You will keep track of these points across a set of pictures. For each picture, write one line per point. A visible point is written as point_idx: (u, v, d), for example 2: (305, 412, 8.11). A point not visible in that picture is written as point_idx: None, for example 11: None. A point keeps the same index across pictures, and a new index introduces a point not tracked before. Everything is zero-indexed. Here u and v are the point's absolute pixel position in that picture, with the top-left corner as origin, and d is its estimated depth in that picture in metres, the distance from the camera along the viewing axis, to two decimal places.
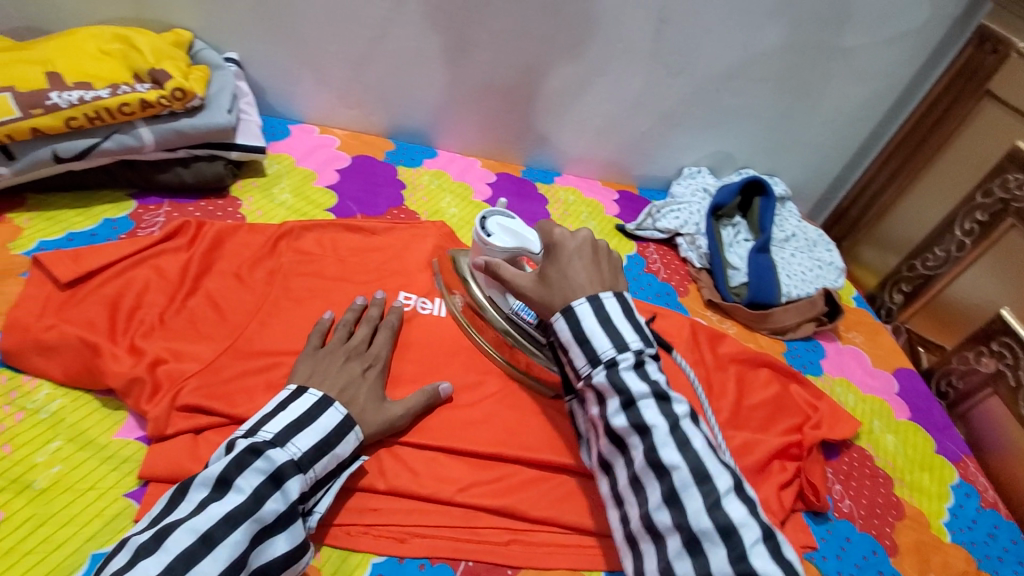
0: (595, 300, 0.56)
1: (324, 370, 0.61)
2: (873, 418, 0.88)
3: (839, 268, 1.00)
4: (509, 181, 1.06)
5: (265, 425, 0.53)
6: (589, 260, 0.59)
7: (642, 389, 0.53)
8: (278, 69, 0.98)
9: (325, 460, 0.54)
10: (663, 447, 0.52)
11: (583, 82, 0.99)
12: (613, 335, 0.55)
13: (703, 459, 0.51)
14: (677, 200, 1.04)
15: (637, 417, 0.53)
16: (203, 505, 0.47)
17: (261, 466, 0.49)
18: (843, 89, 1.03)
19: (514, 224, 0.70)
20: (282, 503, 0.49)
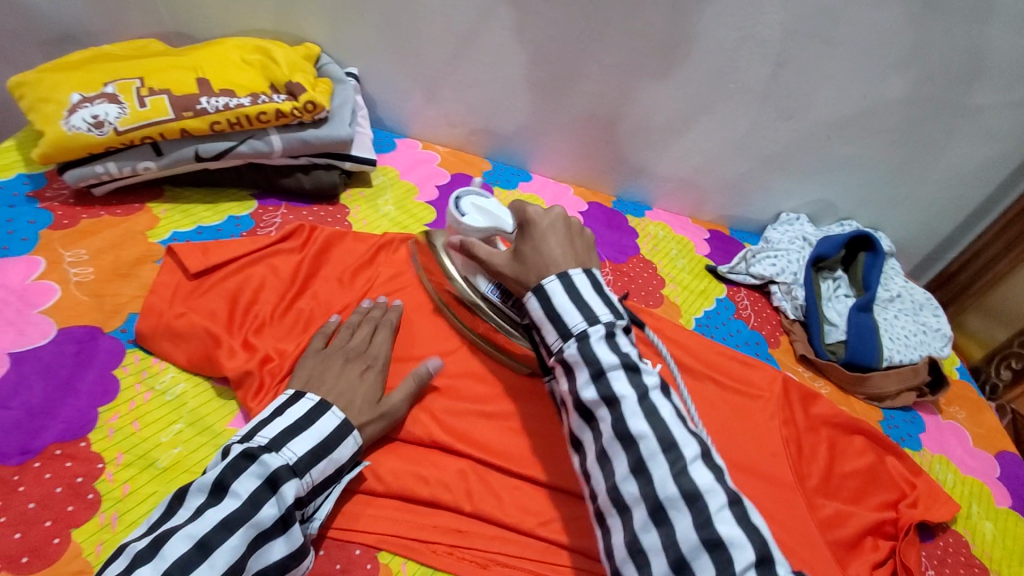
0: (564, 277, 0.55)
1: (324, 373, 0.62)
2: (971, 502, 0.81)
3: (946, 336, 0.94)
4: (600, 210, 1.06)
5: (261, 431, 0.53)
6: (562, 236, 0.60)
7: (611, 361, 0.51)
8: (392, 86, 1.03)
9: (321, 463, 0.54)
10: (631, 418, 0.50)
11: (686, 120, 0.98)
12: (582, 306, 0.53)
13: (671, 428, 0.50)
14: (775, 246, 1.01)
15: (606, 389, 0.51)
16: (200, 511, 0.48)
17: (255, 471, 0.50)
18: (966, 147, 0.97)
19: (489, 205, 0.71)
20: (277, 508, 0.49)
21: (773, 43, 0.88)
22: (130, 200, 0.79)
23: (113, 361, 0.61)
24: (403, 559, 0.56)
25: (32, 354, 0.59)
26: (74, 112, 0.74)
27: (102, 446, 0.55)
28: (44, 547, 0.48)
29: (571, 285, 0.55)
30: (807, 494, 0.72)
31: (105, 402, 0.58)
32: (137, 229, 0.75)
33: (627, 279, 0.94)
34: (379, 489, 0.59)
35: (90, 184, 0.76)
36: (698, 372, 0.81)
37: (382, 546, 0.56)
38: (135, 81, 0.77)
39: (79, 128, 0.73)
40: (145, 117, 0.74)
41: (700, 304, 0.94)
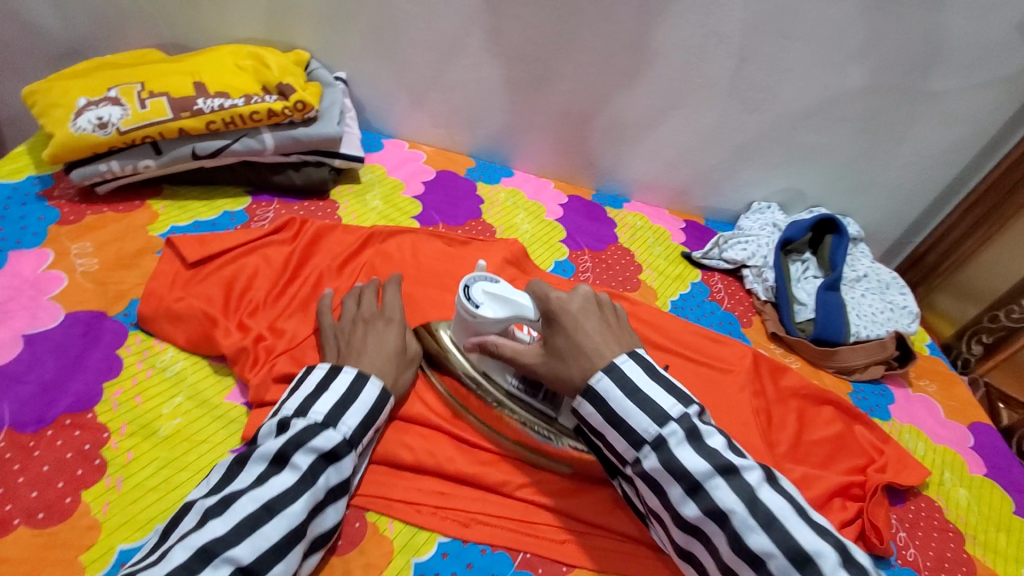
0: (614, 371, 0.55)
1: (353, 341, 0.65)
2: (944, 469, 0.82)
3: (913, 312, 0.98)
4: (581, 203, 1.11)
5: (313, 406, 0.57)
6: (596, 317, 0.58)
7: (702, 469, 0.51)
8: (379, 89, 1.09)
9: (369, 432, 0.59)
10: (749, 533, 0.48)
11: (659, 114, 1.04)
12: (648, 409, 0.53)
13: (795, 535, 0.48)
14: (746, 233, 1.06)
15: (708, 502, 0.50)
16: (262, 478, 0.52)
17: (314, 444, 0.54)
18: (927, 133, 1.01)
19: (501, 288, 0.63)
20: (333, 477, 0.54)
21: (737, 38, 0.93)
22: (133, 198, 0.84)
23: (118, 342, 0.66)
24: (390, 518, 0.60)
25: (43, 335, 0.64)
26: (80, 115, 0.79)
27: (108, 416, 0.60)
28: (58, 504, 0.53)
29: (624, 379, 0.54)
30: (777, 459, 0.75)
31: (110, 378, 0.63)
32: (139, 224, 0.80)
33: (606, 266, 0.99)
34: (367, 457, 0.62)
35: (94, 182, 0.81)
36: (673, 350, 0.86)
37: (370, 507, 0.60)
38: (136, 85, 0.82)
39: (85, 129, 0.78)
40: (145, 117, 0.80)
41: (676, 288, 0.99)
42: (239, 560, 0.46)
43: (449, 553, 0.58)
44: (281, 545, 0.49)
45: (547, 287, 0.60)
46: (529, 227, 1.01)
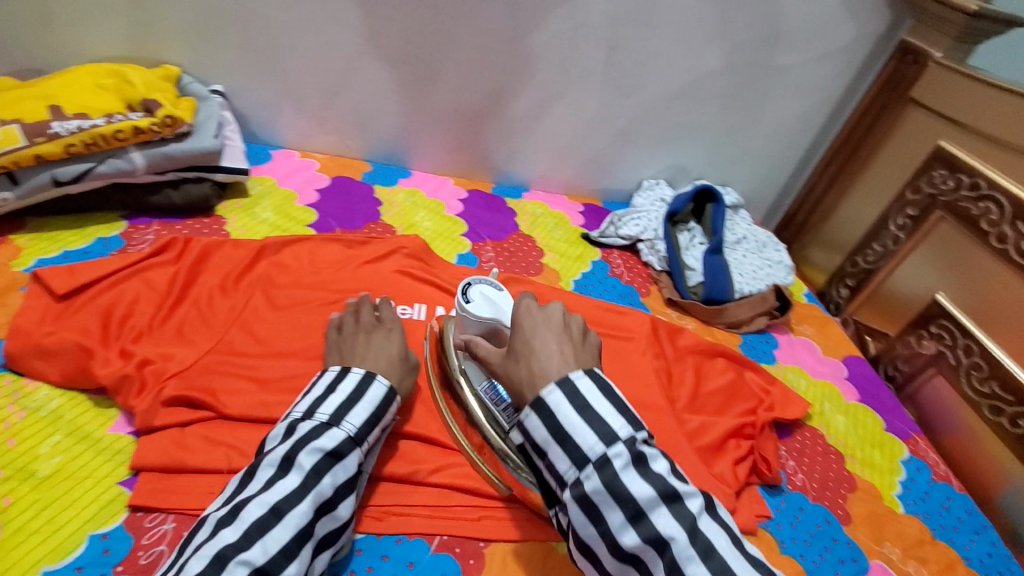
0: (567, 385, 0.51)
1: (355, 351, 0.65)
2: (823, 400, 0.91)
3: (788, 266, 1.08)
4: (480, 197, 1.13)
5: (320, 407, 0.57)
6: (558, 331, 0.56)
7: (645, 492, 0.47)
8: (261, 101, 1.06)
9: (374, 430, 0.58)
10: (687, 563, 0.45)
11: (544, 104, 1.08)
12: (597, 425, 0.49)
13: (734, 566, 0.45)
14: (637, 210, 1.14)
15: (649, 530, 0.47)
16: (270, 483, 0.51)
17: (319, 444, 0.53)
18: (783, 104, 1.12)
19: (498, 297, 0.68)
20: (336, 480, 0.53)
21: (603, 29, 0.99)
22: None
23: None
24: None
25: None
26: None
27: None
28: None
29: (577, 396, 0.51)
30: (677, 412, 0.80)
31: None
32: None
33: (508, 254, 1.01)
34: None
35: None
36: None
37: None
38: None
39: None
40: None
41: (577, 268, 1.03)
42: (253, 562, 0.46)
43: (364, 548, 0.59)
44: (291, 547, 0.48)
45: (530, 295, 0.59)
46: (430, 224, 1.02)
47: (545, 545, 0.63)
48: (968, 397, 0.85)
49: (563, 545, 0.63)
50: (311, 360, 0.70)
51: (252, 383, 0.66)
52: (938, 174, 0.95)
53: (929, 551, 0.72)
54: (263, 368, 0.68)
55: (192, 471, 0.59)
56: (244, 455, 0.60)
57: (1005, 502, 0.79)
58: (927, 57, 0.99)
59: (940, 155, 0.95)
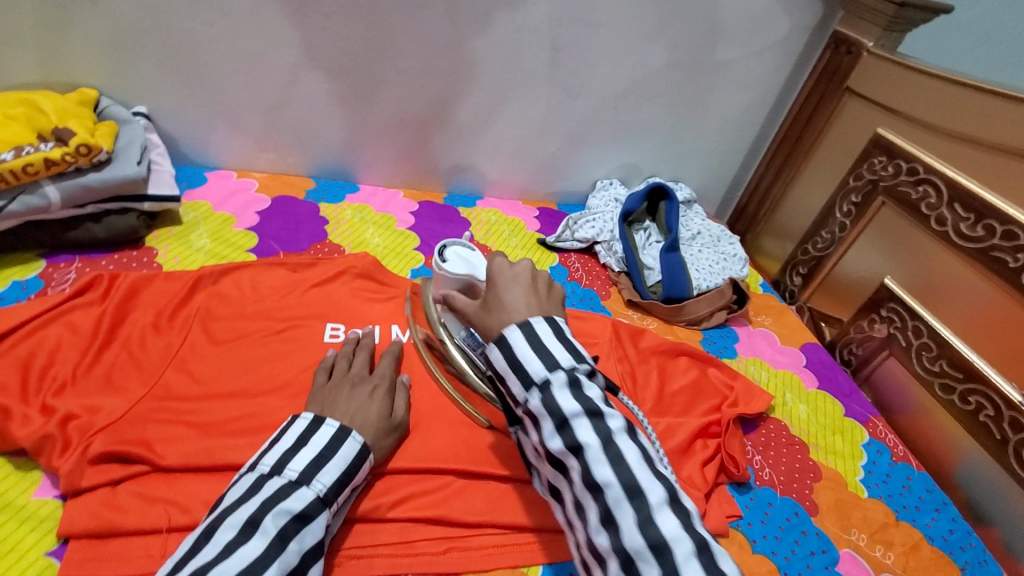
0: (526, 326, 0.53)
1: (335, 402, 0.62)
2: (785, 390, 0.92)
3: (742, 259, 1.09)
4: (432, 208, 1.10)
5: (289, 463, 0.53)
6: (525, 285, 0.58)
7: (573, 409, 0.49)
8: (192, 121, 1.00)
9: (343, 491, 0.55)
10: (596, 466, 0.48)
11: (491, 110, 1.06)
12: (543, 353, 0.51)
13: (636, 473, 0.47)
14: (592, 211, 1.13)
15: (570, 438, 0.49)
16: (229, 549, 0.46)
17: (287, 506, 0.50)
18: (727, 98, 1.13)
19: (471, 256, 0.73)
20: (302, 547, 0.49)
21: (545, 31, 0.98)
22: None
23: None
24: None
25: None
26: None
27: None
28: None
29: (533, 333, 0.53)
30: (643, 416, 0.79)
31: None
32: None
33: None
34: None
35: None
36: None
37: None
38: None
39: None
40: None
41: None
42: None
43: None
44: None
45: (502, 254, 0.61)
46: (381, 240, 0.99)
47: (515, 571, 0.61)
48: (920, 376, 0.87)
49: (534, 569, 0.62)
50: (257, 398, 0.66)
51: (192, 429, 0.62)
52: (878, 160, 0.98)
53: (894, 534, 0.74)
54: (204, 411, 0.64)
55: (128, 533, 0.54)
56: (185, 509, 0.56)
57: (961, 476, 0.81)
58: (860, 47, 1.02)
59: (877, 142, 0.98)
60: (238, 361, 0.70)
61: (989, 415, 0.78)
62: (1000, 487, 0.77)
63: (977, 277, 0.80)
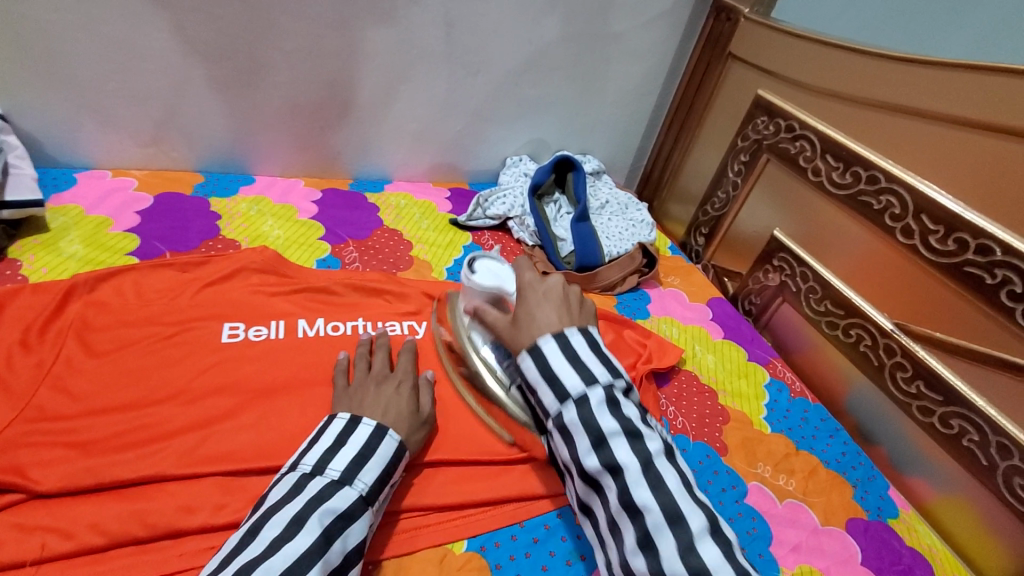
0: (562, 338, 0.57)
1: (365, 401, 0.62)
2: (694, 343, 0.97)
3: (649, 224, 1.14)
4: (336, 195, 1.06)
5: (330, 463, 0.53)
6: (556, 301, 0.63)
7: (612, 427, 0.53)
8: (53, 117, 0.90)
9: (383, 490, 0.55)
10: (636, 488, 0.50)
11: (390, 90, 1.03)
12: (582, 370, 0.55)
13: (676, 499, 0.49)
14: (503, 188, 1.13)
15: (608, 457, 0.52)
16: (275, 545, 0.46)
17: (332, 505, 0.50)
18: (623, 69, 1.16)
19: (500, 270, 0.75)
20: (344, 546, 0.49)
21: (437, 6, 0.96)
22: None
23: None
24: None
25: None
26: None
27: None
28: None
29: (571, 349, 0.57)
30: None
31: None
32: None
33: (373, 252, 0.95)
34: (103, 542, 0.51)
35: None
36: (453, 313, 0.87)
37: None
38: None
39: None
40: None
41: (450, 255, 1.00)
42: None
43: None
44: None
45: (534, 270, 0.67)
46: (281, 232, 0.94)
47: (440, 548, 0.60)
48: (810, 318, 0.95)
49: (458, 545, 0.61)
50: (148, 407, 0.62)
51: (74, 449, 0.57)
52: (761, 121, 1.04)
53: (795, 463, 0.80)
54: (89, 429, 0.59)
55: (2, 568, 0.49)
56: (69, 534, 0.51)
57: (850, 403, 0.89)
58: (737, 13, 1.07)
59: (759, 104, 1.04)
60: (126, 371, 0.65)
61: (867, 344, 0.85)
62: (879, 408, 0.85)
63: (850, 222, 0.87)
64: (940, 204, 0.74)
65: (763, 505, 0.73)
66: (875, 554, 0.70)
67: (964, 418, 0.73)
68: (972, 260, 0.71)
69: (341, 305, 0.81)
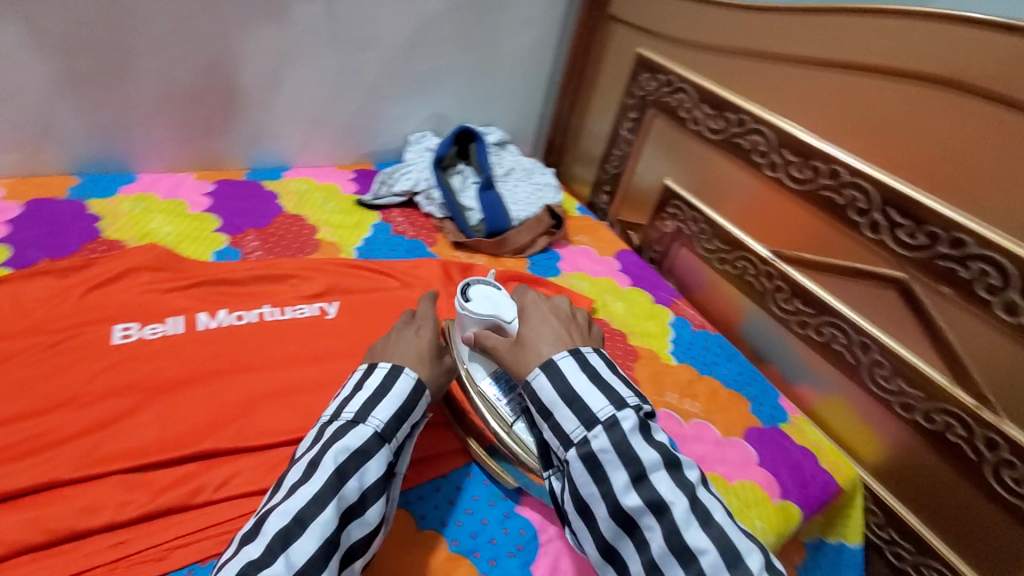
0: (579, 355, 0.58)
1: (389, 348, 0.63)
2: (604, 293, 1.02)
3: (555, 186, 1.18)
4: (231, 186, 1.02)
5: (345, 408, 0.56)
6: (559, 321, 0.63)
7: (652, 459, 0.51)
8: None
9: (404, 426, 0.56)
10: (687, 529, 0.48)
11: (276, 74, 1.00)
12: (607, 391, 0.54)
13: (730, 537, 0.48)
14: (407, 164, 1.13)
15: (651, 493, 0.49)
16: (294, 488, 0.50)
17: (345, 444, 0.52)
18: (514, 38, 1.18)
19: (496, 296, 0.71)
20: (361, 484, 0.51)
21: None
22: None
23: None
24: None
25: None
26: None
27: None
28: None
29: (591, 368, 0.56)
30: None
31: None
32: None
33: (274, 239, 0.93)
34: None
35: None
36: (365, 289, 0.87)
37: None
38: None
39: None
40: None
41: (357, 235, 0.99)
42: None
43: None
44: (317, 561, 0.46)
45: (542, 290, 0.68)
46: (173, 228, 0.90)
47: None
48: (705, 257, 1.02)
49: None
50: (38, 417, 0.59)
51: None
52: (643, 78, 1.09)
53: (698, 387, 0.87)
54: None
55: None
56: None
57: (746, 329, 0.97)
58: None
59: (641, 62, 1.09)
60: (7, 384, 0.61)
61: (751, 273, 0.93)
62: (768, 329, 0.93)
63: (727, 164, 0.94)
64: (797, 137, 0.82)
65: (672, 429, 0.79)
66: (770, 456, 0.78)
67: (834, 325, 0.82)
68: (825, 184, 0.79)
69: (243, 294, 0.79)
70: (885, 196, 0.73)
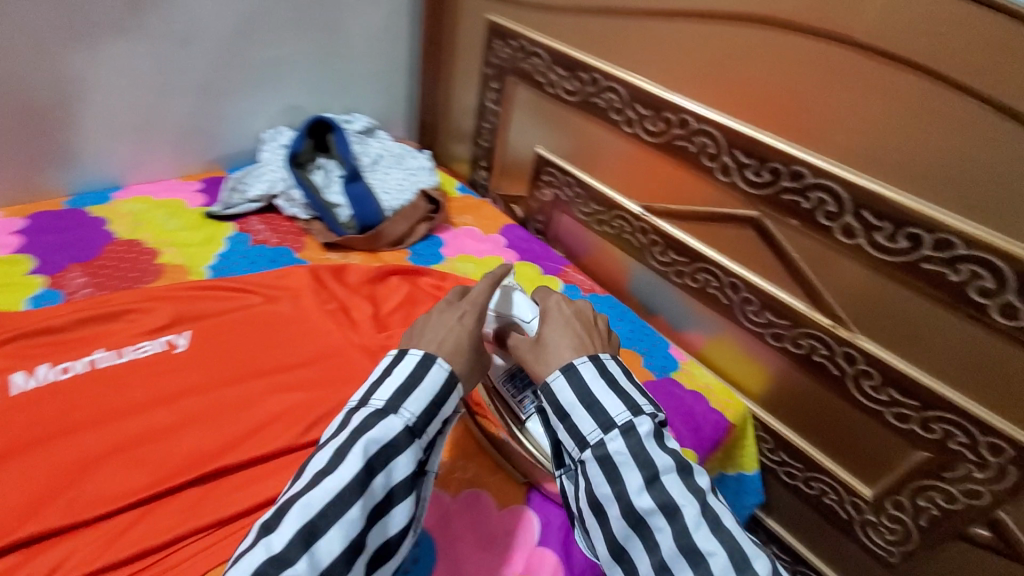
0: (598, 361, 0.59)
1: (431, 334, 0.59)
2: (489, 273, 0.99)
3: (428, 169, 1.13)
4: (47, 217, 0.88)
5: (375, 395, 0.54)
6: (581, 329, 0.63)
7: (665, 463, 0.52)
8: None
9: (434, 421, 0.54)
10: (697, 532, 0.49)
11: (80, 82, 0.87)
12: (624, 397, 0.56)
13: (741, 542, 0.48)
14: (259, 166, 1.03)
15: (663, 495, 0.50)
16: (317, 479, 0.48)
17: (375, 435, 0.50)
18: (359, 15, 1.10)
19: (518, 298, 0.68)
20: (388, 481, 0.50)
21: None
22: None
23: None
24: None
25: None
26: None
27: None
28: None
29: (610, 376, 0.58)
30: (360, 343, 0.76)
31: None
32: None
33: (106, 271, 0.81)
34: None
35: None
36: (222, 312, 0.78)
37: None
38: None
39: None
40: None
41: (210, 252, 0.90)
42: None
43: None
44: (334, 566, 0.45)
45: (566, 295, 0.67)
46: None
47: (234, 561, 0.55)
48: (584, 221, 1.02)
49: None
50: None
51: None
52: (498, 45, 1.06)
53: None
54: None
55: None
56: None
57: (633, 287, 0.99)
58: None
59: (494, 29, 1.05)
60: None
61: (627, 231, 0.94)
62: (651, 283, 0.95)
63: (589, 125, 0.94)
64: (646, 90, 0.82)
65: None
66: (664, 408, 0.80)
67: (706, 271, 0.85)
68: (678, 133, 0.80)
69: (67, 342, 0.69)
70: (730, 138, 0.74)
